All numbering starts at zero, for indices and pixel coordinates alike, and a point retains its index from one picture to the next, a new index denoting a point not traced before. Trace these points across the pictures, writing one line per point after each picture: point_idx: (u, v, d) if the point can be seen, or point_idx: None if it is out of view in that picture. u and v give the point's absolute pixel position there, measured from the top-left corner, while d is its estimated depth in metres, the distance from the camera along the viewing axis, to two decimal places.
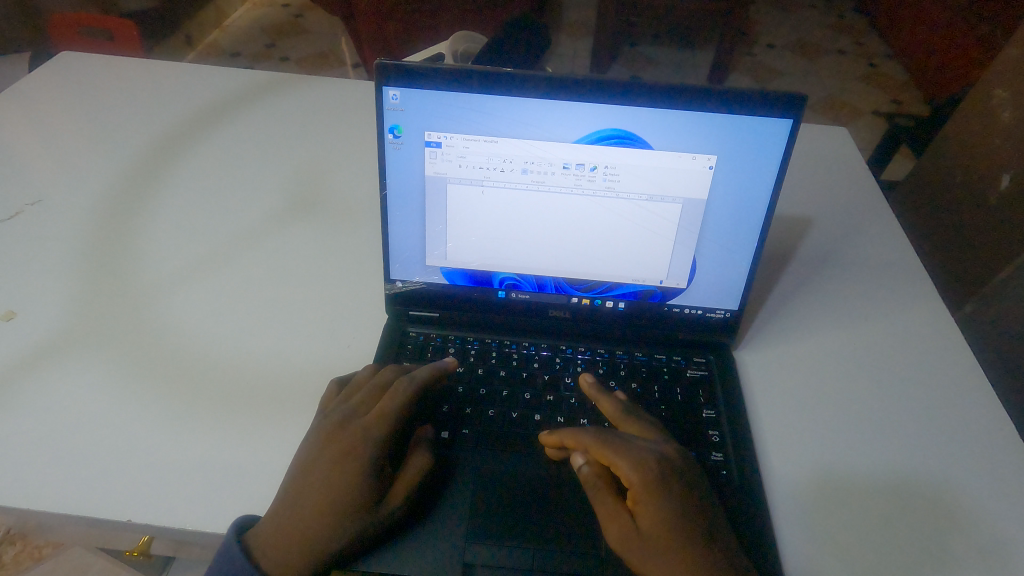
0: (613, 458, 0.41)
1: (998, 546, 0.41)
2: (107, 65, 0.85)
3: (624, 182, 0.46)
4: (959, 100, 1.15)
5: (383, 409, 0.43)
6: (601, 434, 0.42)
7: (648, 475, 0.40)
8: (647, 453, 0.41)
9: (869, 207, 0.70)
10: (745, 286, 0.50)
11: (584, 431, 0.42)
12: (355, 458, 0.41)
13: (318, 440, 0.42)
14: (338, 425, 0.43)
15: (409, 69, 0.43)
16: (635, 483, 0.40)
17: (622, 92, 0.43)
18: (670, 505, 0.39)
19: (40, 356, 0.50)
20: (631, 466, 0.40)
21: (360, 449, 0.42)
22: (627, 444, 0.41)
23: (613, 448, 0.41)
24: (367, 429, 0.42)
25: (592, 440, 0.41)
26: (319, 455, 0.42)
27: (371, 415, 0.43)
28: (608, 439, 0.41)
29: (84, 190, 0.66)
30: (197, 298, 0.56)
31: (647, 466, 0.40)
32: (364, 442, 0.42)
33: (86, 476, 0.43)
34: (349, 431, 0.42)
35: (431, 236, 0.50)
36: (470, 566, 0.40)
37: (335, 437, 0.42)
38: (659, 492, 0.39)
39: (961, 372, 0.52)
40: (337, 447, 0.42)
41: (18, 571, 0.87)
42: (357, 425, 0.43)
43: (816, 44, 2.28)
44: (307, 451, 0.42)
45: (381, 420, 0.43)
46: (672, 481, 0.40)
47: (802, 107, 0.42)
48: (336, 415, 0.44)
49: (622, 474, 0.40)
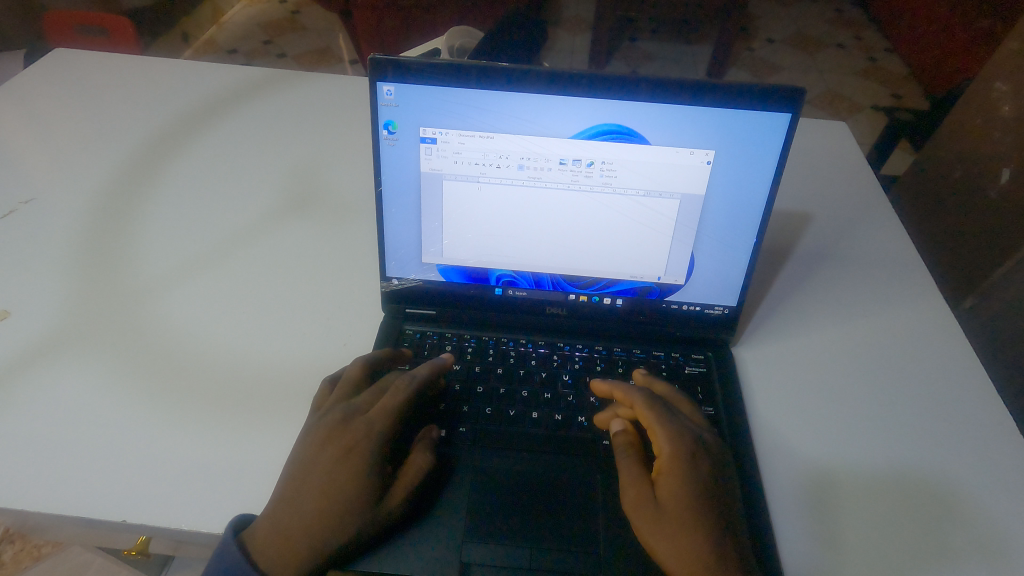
0: (652, 422, 0.43)
1: (999, 542, 0.41)
2: (101, 62, 0.85)
3: (621, 178, 0.46)
4: (959, 92, 1.14)
5: (384, 407, 0.43)
6: (651, 397, 0.44)
7: (681, 446, 0.41)
8: (687, 427, 0.43)
9: (868, 202, 0.69)
10: (743, 282, 0.50)
11: (635, 390, 0.45)
12: (356, 455, 0.41)
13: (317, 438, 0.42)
14: (338, 422, 0.42)
15: (403, 64, 0.43)
16: (665, 451, 0.41)
17: (619, 87, 0.43)
18: (691, 480, 0.40)
19: (35, 356, 0.50)
20: (668, 433, 0.42)
21: (362, 447, 0.41)
22: (669, 415, 0.43)
23: (656, 413, 0.43)
24: (369, 426, 0.42)
25: (641, 398, 0.44)
26: (318, 452, 0.41)
27: (373, 413, 0.43)
28: (657, 405, 0.44)
29: (78, 188, 0.66)
30: (193, 296, 0.55)
31: (683, 438, 0.42)
32: (365, 439, 0.42)
33: (82, 477, 0.42)
34: (350, 427, 0.42)
35: (427, 233, 0.50)
36: (467, 565, 0.40)
37: (335, 434, 0.42)
38: (686, 464, 0.41)
39: (962, 368, 0.52)
40: (338, 444, 0.41)
41: (18, 570, 0.87)
42: (359, 422, 0.42)
43: (815, 37, 2.27)
44: (306, 448, 0.42)
45: (383, 417, 0.43)
46: (700, 459, 0.41)
47: (802, 101, 0.41)
48: (336, 413, 0.43)
49: (657, 439, 0.42)
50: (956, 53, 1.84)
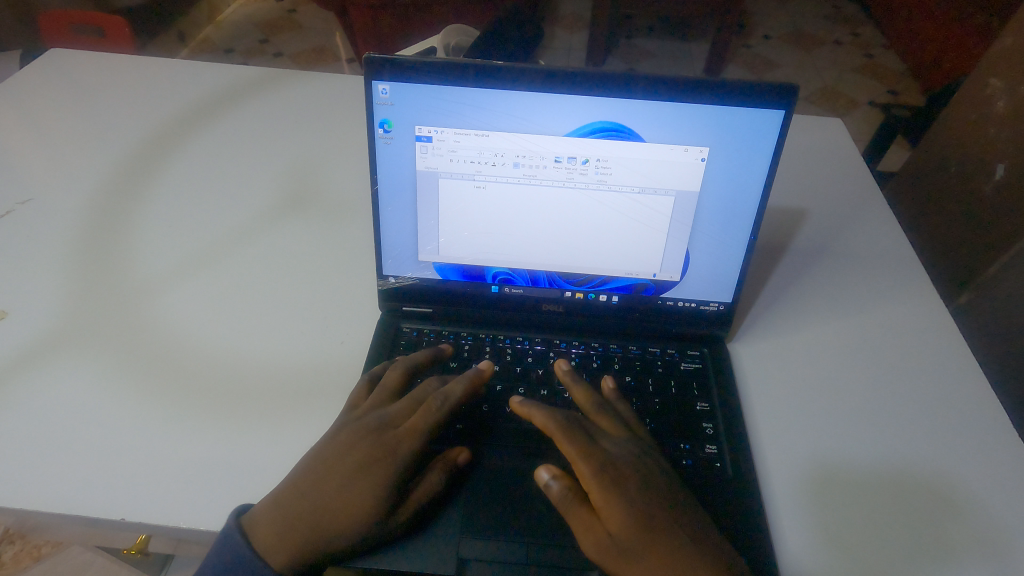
0: (574, 457, 0.40)
1: (992, 537, 0.42)
2: (98, 62, 0.84)
3: (616, 175, 0.46)
4: (954, 88, 1.15)
5: (416, 424, 0.43)
6: (567, 426, 0.42)
7: (605, 476, 0.40)
8: (607, 454, 0.41)
9: (863, 198, 0.69)
10: (737, 278, 0.50)
11: (549, 419, 0.42)
12: (382, 468, 0.41)
13: (344, 442, 0.42)
14: (371, 432, 0.42)
15: (397, 62, 0.43)
16: (593, 487, 0.39)
17: (615, 85, 0.43)
18: (629, 509, 0.39)
19: (33, 355, 0.50)
20: (590, 467, 0.40)
21: (388, 462, 0.41)
22: (588, 444, 0.41)
23: (575, 445, 0.41)
24: (398, 444, 0.42)
25: (556, 431, 0.41)
26: (343, 458, 0.41)
27: (404, 430, 0.43)
28: (570, 433, 0.41)
29: (75, 189, 0.66)
30: (192, 296, 0.56)
31: (605, 467, 0.40)
32: (393, 454, 0.41)
33: (81, 476, 0.43)
34: (382, 439, 0.42)
35: (424, 231, 0.50)
36: (464, 563, 0.40)
37: (364, 442, 0.42)
38: (618, 495, 0.39)
39: (956, 364, 0.52)
40: (365, 454, 0.41)
41: (18, 570, 0.87)
42: (389, 437, 0.42)
43: (812, 34, 2.28)
44: (331, 453, 0.41)
45: (413, 435, 0.42)
46: (629, 484, 0.40)
47: (795, 98, 0.42)
48: (370, 422, 0.43)
49: (581, 474, 0.40)
50: (952, 49, 1.84)
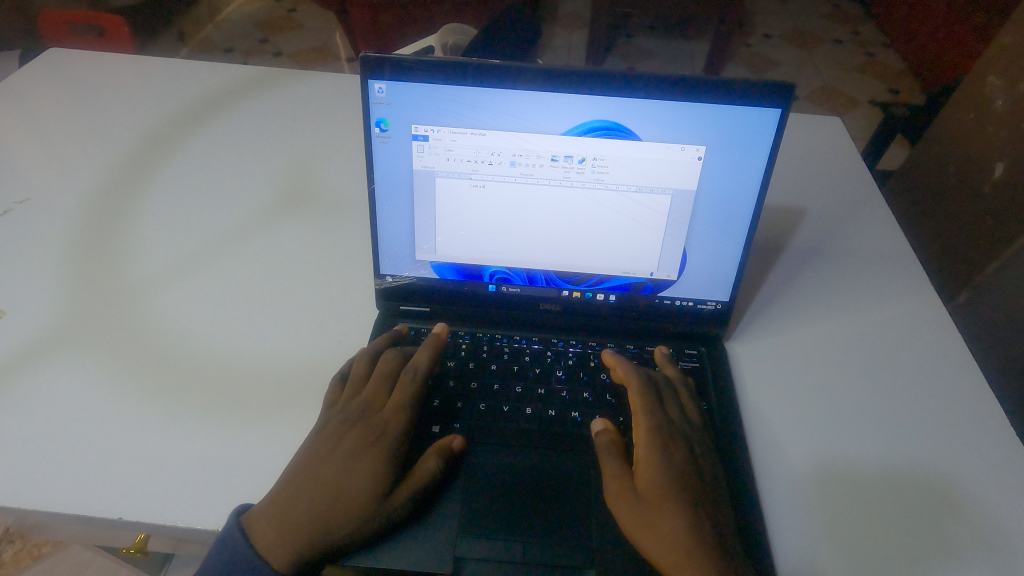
0: (638, 411, 0.45)
1: (990, 536, 0.42)
2: (97, 61, 0.84)
3: (613, 174, 0.46)
4: (954, 87, 1.15)
5: (397, 402, 0.45)
6: (643, 384, 0.46)
7: (659, 436, 0.43)
8: (668, 419, 0.45)
9: (862, 197, 0.69)
10: (735, 278, 0.50)
11: (632, 374, 0.47)
12: (373, 447, 0.43)
13: (332, 431, 0.43)
14: (356, 418, 0.44)
15: (394, 62, 0.43)
16: (643, 440, 0.43)
17: (611, 84, 0.43)
18: (666, 471, 0.42)
19: (30, 355, 0.50)
20: (648, 422, 0.44)
21: (378, 440, 0.43)
22: (655, 405, 0.45)
23: (643, 402, 0.45)
24: (385, 423, 0.44)
25: (634, 384, 0.46)
26: (333, 446, 0.42)
27: (387, 409, 0.45)
28: (648, 393, 0.46)
29: (73, 188, 0.66)
30: (188, 295, 0.56)
31: (662, 430, 0.44)
32: (382, 434, 0.43)
33: (79, 475, 0.43)
34: (368, 422, 0.44)
35: (420, 231, 0.50)
36: (461, 562, 0.40)
37: (351, 429, 0.43)
38: (662, 454, 0.43)
39: (954, 363, 0.52)
40: (355, 440, 0.43)
41: (18, 568, 0.88)
42: (375, 419, 0.44)
43: (813, 32, 2.27)
44: (320, 442, 0.43)
45: (397, 412, 0.44)
46: (676, 451, 0.43)
47: (791, 97, 0.42)
48: (353, 409, 0.45)
49: (637, 425, 0.44)
50: (953, 47, 1.84)
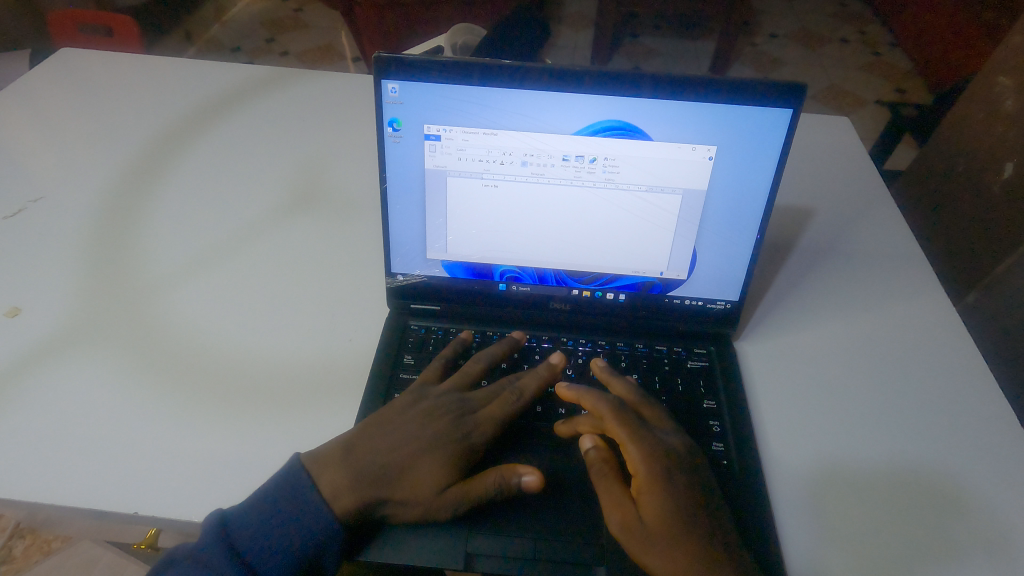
0: (624, 438, 0.42)
1: (998, 537, 0.42)
2: (108, 61, 0.85)
3: (623, 173, 0.46)
4: (963, 86, 1.14)
5: (494, 413, 0.45)
6: (620, 409, 0.43)
7: (654, 460, 0.41)
8: (658, 439, 0.43)
9: (871, 197, 0.69)
10: (744, 277, 0.50)
11: (603, 401, 0.44)
12: (453, 443, 0.43)
13: (426, 415, 0.44)
14: (452, 411, 0.45)
15: (407, 62, 0.43)
16: (641, 468, 0.41)
17: (623, 84, 0.43)
18: (672, 495, 0.40)
19: (46, 352, 0.50)
20: (639, 450, 0.42)
21: (462, 440, 0.44)
22: (639, 429, 0.43)
23: (626, 428, 0.43)
24: (473, 427, 0.44)
25: (609, 413, 0.43)
26: (421, 428, 0.43)
27: (481, 415, 0.45)
28: (626, 416, 0.43)
29: (86, 187, 0.66)
30: (201, 294, 0.56)
31: (655, 452, 0.42)
32: (468, 437, 0.44)
33: (94, 470, 0.43)
34: (460, 419, 0.45)
35: (431, 229, 0.50)
36: (473, 559, 0.41)
37: (444, 419, 0.44)
38: (663, 480, 0.41)
39: (963, 363, 0.52)
40: (444, 430, 0.44)
41: (27, 564, 0.89)
42: (468, 419, 0.45)
43: (820, 32, 2.26)
44: (412, 420, 0.44)
45: (488, 422, 0.45)
46: (676, 471, 0.41)
47: (802, 97, 0.42)
48: (451, 402, 0.46)
49: (628, 454, 0.42)
50: (961, 47, 1.83)
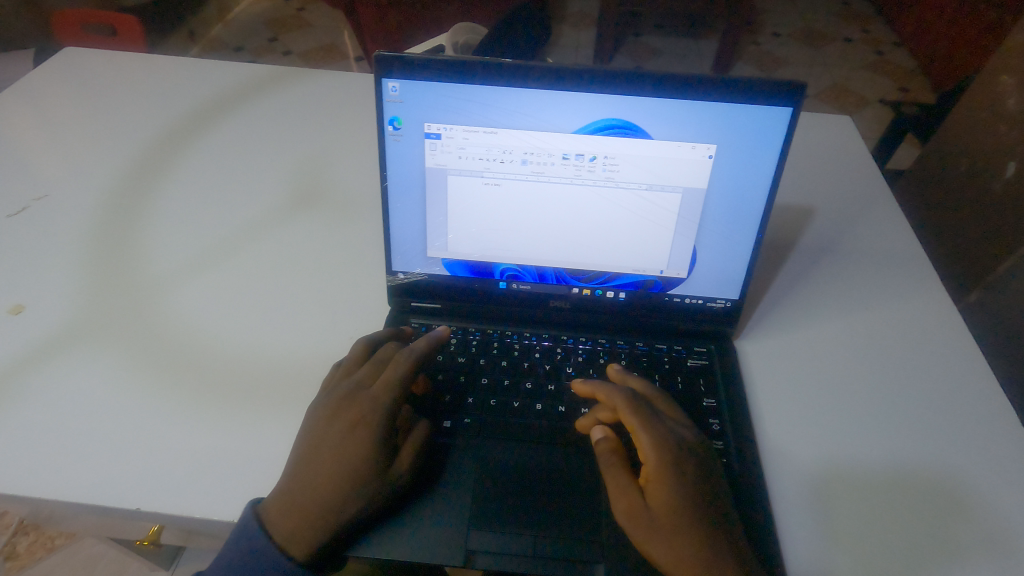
0: (636, 428, 0.42)
1: (997, 535, 0.42)
2: (111, 60, 0.86)
3: (623, 172, 0.46)
4: (967, 85, 1.14)
5: (388, 379, 0.44)
6: (635, 400, 0.43)
7: (665, 451, 0.41)
8: (670, 430, 0.42)
9: (872, 196, 0.69)
10: (745, 275, 0.50)
11: (617, 392, 0.43)
12: (363, 426, 0.42)
13: (324, 415, 0.43)
14: (347, 397, 0.44)
15: (407, 60, 0.43)
16: (651, 458, 0.41)
17: (623, 83, 0.43)
18: (680, 487, 0.40)
19: (49, 349, 0.51)
20: (651, 440, 0.41)
21: (368, 417, 0.43)
22: (653, 420, 0.42)
23: (640, 417, 0.42)
24: (374, 399, 0.43)
25: (624, 403, 0.43)
26: (327, 431, 0.42)
27: (376, 386, 0.44)
28: (640, 408, 0.43)
29: (88, 186, 0.67)
30: (203, 291, 0.56)
31: (666, 443, 0.41)
32: (373, 411, 0.43)
33: (96, 466, 0.44)
34: (356, 402, 0.43)
35: (432, 228, 0.50)
36: (472, 555, 0.41)
37: (342, 408, 0.43)
38: (672, 470, 0.40)
39: (963, 362, 0.52)
40: (347, 418, 0.43)
41: (31, 560, 0.90)
42: (364, 395, 0.44)
43: (823, 31, 2.26)
44: (313, 425, 0.43)
45: (387, 389, 0.44)
46: (686, 463, 0.41)
47: (802, 96, 0.42)
48: (342, 390, 0.44)
49: (640, 445, 0.42)
50: (965, 45, 1.83)
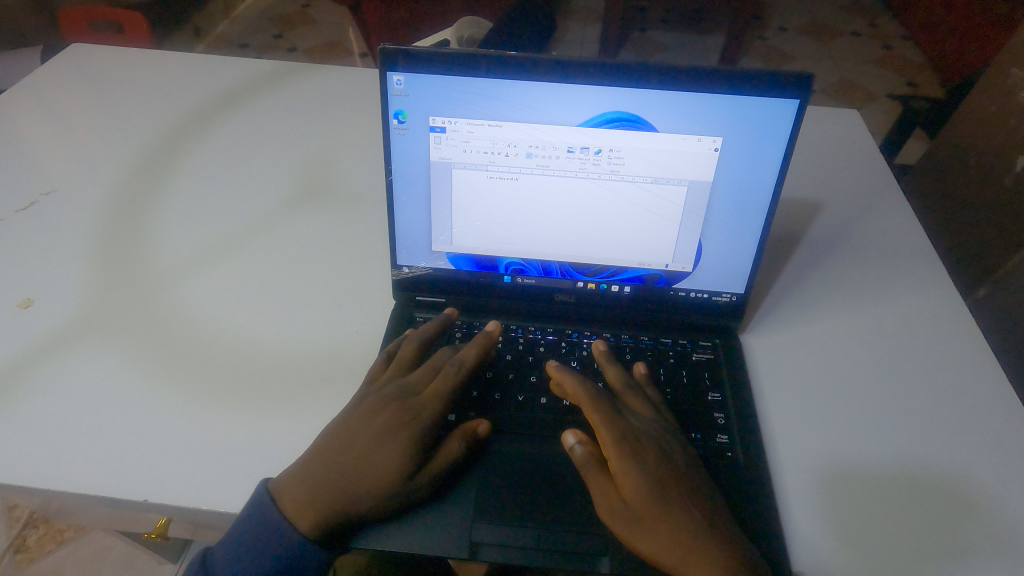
0: (597, 422, 0.43)
1: (1001, 529, 0.42)
2: (118, 57, 0.86)
3: (629, 165, 0.46)
4: (975, 78, 1.13)
5: (436, 391, 0.45)
6: (594, 394, 0.44)
7: (625, 444, 0.41)
8: (632, 425, 0.43)
9: (879, 190, 0.69)
10: (750, 269, 0.50)
11: (581, 386, 0.44)
12: (404, 429, 0.43)
13: (369, 410, 0.44)
14: (394, 398, 0.45)
15: (412, 53, 0.43)
16: (612, 452, 0.41)
17: (629, 75, 0.43)
18: (645, 477, 0.40)
19: (59, 342, 0.51)
20: (610, 434, 0.42)
21: (411, 423, 0.43)
22: (613, 413, 0.43)
23: (600, 412, 0.43)
24: (420, 408, 0.44)
25: (584, 396, 0.44)
26: (369, 424, 0.43)
27: (425, 395, 0.45)
28: (599, 400, 0.44)
29: (96, 181, 0.67)
30: (210, 286, 0.57)
31: (627, 435, 0.42)
32: (417, 417, 0.44)
33: (104, 459, 0.44)
34: (404, 405, 0.44)
35: (437, 222, 0.50)
36: (477, 548, 0.41)
37: (389, 407, 0.44)
38: (635, 462, 0.41)
39: (969, 356, 0.52)
40: (392, 418, 0.43)
41: (41, 553, 0.91)
42: (413, 401, 0.44)
43: (830, 25, 2.24)
44: (357, 418, 0.43)
45: (435, 401, 0.45)
46: (647, 455, 0.41)
47: (809, 88, 0.42)
48: (391, 390, 0.45)
49: (602, 439, 0.42)
50: (975, 39, 1.81)
